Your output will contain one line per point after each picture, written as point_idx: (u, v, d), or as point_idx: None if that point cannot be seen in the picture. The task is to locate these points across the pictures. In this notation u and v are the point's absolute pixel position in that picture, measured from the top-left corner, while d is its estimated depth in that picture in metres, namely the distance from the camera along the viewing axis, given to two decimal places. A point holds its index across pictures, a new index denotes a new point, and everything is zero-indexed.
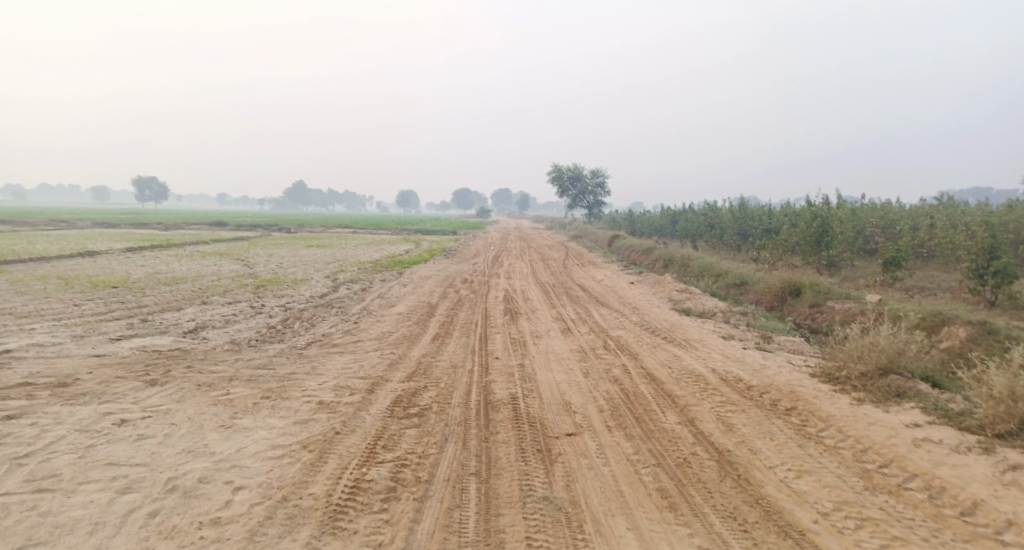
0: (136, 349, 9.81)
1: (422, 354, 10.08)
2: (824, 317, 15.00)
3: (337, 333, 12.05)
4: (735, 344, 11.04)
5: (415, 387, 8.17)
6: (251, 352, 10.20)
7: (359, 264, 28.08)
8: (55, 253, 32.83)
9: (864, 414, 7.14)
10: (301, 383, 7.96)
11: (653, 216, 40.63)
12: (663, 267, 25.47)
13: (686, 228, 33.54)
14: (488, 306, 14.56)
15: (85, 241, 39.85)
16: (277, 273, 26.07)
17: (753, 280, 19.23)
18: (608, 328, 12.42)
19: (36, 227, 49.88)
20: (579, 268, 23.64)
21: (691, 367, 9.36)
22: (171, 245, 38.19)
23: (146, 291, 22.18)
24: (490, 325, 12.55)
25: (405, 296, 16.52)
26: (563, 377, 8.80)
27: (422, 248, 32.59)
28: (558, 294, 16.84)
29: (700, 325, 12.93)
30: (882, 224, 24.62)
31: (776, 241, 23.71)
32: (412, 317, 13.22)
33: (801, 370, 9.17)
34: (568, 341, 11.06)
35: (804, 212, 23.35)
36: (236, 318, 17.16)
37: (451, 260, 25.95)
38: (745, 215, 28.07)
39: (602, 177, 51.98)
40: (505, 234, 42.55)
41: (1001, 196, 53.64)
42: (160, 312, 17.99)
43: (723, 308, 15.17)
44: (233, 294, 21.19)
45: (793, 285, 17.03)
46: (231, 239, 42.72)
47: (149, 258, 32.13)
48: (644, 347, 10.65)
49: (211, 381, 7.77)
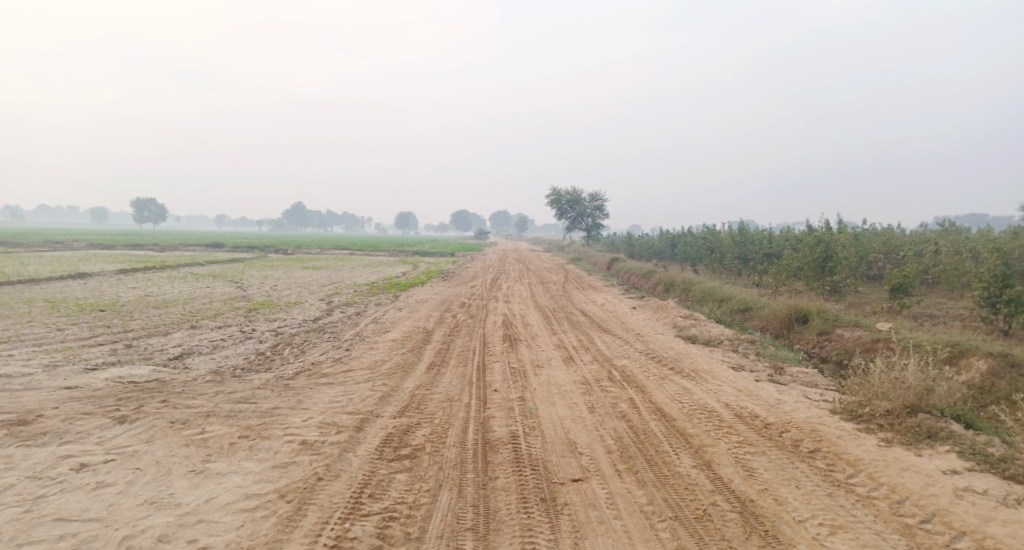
0: (110, 381, 9.20)
1: (415, 385, 9.49)
2: (834, 346, 14.48)
3: (327, 362, 11.45)
4: (746, 376, 10.45)
5: (407, 423, 7.57)
6: (235, 382, 9.61)
7: (354, 286, 27.54)
8: (45, 275, 32.25)
9: (896, 457, 6.57)
10: (284, 419, 7.36)
11: (652, 240, 40.24)
12: (663, 291, 24.99)
13: (685, 252, 33.08)
14: (487, 333, 13.98)
15: (77, 262, 39.27)
16: (271, 296, 25.51)
17: (757, 306, 18.72)
18: (612, 356, 11.85)
19: (31, 248, 49.60)
20: (579, 291, 23.15)
21: (703, 401, 8.78)
22: (165, 267, 37.66)
23: (135, 314, 21.60)
24: (489, 352, 11.97)
25: (400, 321, 15.92)
26: (567, 412, 8.22)
27: (419, 271, 32.09)
28: (558, 320, 16.26)
29: (708, 354, 12.35)
30: (886, 249, 24.24)
31: (779, 266, 23.25)
32: (406, 344, 12.64)
33: (820, 405, 8.61)
34: (571, 371, 10.48)
35: (805, 238, 22.96)
36: (225, 344, 16.53)
37: (449, 283, 25.41)
38: (746, 238, 27.64)
39: (600, 200, 51.73)
40: (504, 256, 42.05)
41: (999, 224, 53.27)
42: (145, 337, 17.37)
43: (729, 335, 14.62)
44: (224, 318, 20.59)
45: (798, 312, 16.52)
46: (226, 261, 42.12)
47: (140, 280, 31.52)
48: (652, 379, 10.07)
49: (185, 418, 7.18)
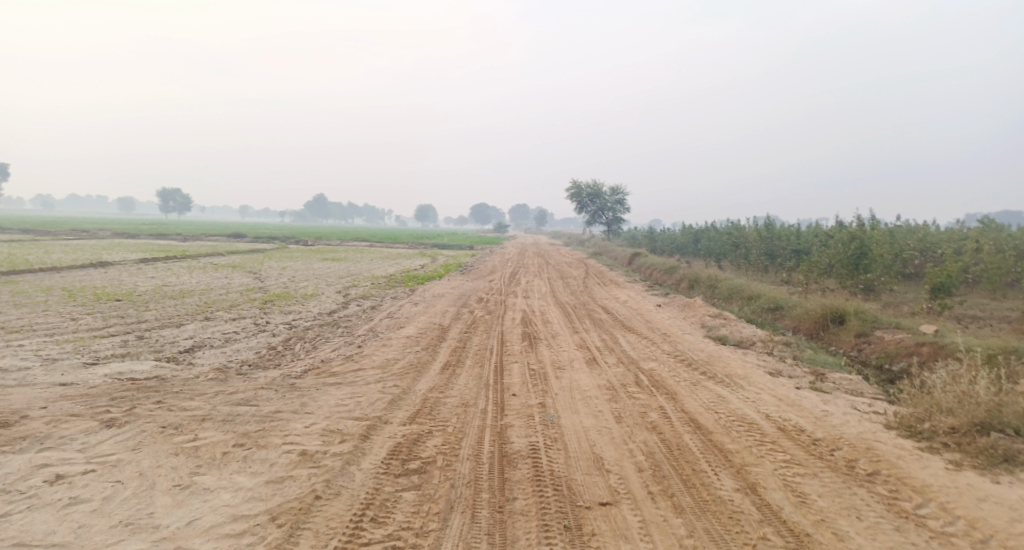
0: (108, 378, 8.69)
1: (429, 388, 8.86)
2: (874, 349, 13.59)
3: (337, 360, 10.87)
4: (785, 383, 9.66)
5: (418, 432, 6.95)
6: (238, 381, 9.05)
7: (372, 278, 27.04)
8: (66, 262, 32.28)
9: (969, 485, 5.79)
10: (285, 426, 6.78)
11: (675, 234, 39.21)
12: (688, 287, 24.12)
13: (709, 248, 32.08)
14: (505, 330, 13.32)
15: (100, 251, 39.46)
16: (288, 287, 25.12)
17: (789, 304, 17.82)
18: (639, 358, 11.11)
19: (58, 235, 50.21)
20: (601, 287, 22.40)
21: (741, 412, 8.03)
22: (185, 256, 37.60)
23: (150, 304, 21.29)
24: (507, 352, 11.31)
25: (415, 317, 15.31)
26: (592, 422, 7.54)
27: (438, 264, 31.52)
28: (580, 317, 15.53)
29: (741, 358, 11.55)
30: (921, 246, 23.06)
31: (809, 263, 22.24)
32: (421, 341, 12.02)
33: (871, 418, 7.82)
34: (595, 375, 9.77)
35: (838, 233, 21.88)
36: (238, 338, 16.07)
37: (467, 277, 24.80)
38: (773, 234, 26.62)
39: (621, 194, 50.69)
40: (523, 249, 41.32)
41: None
42: (158, 329, 16.98)
43: (762, 336, 13.78)
44: (239, 310, 20.19)
45: (833, 312, 15.61)
46: (245, 252, 42.00)
47: (159, 270, 31.37)
48: (683, 385, 9.32)
49: (179, 422, 6.62)
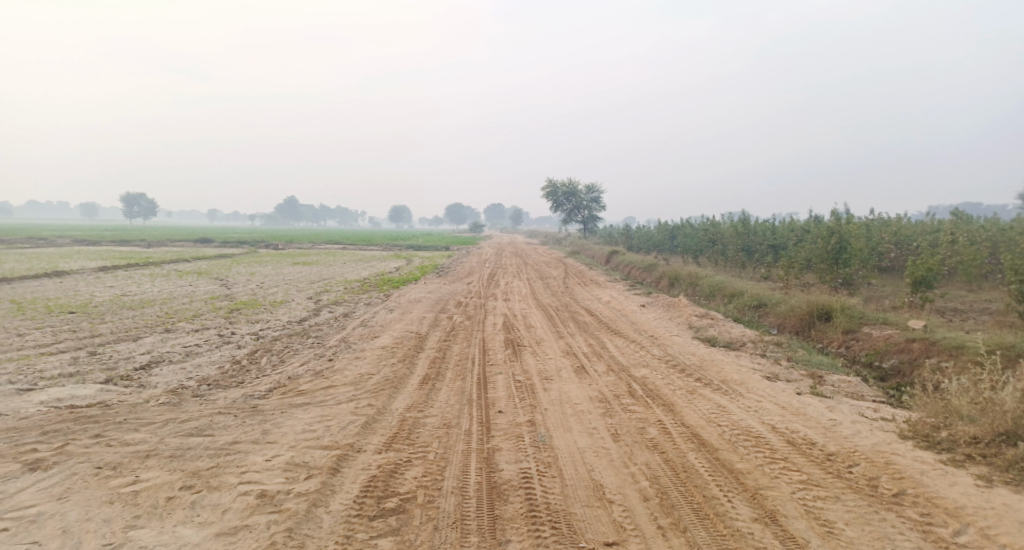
0: (45, 406, 7.75)
1: (405, 406, 8.10)
2: (863, 346, 13.18)
3: (306, 375, 10.02)
4: (786, 389, 9.11)
5: (395, 462, 6.22)
6: (193, 405, 8.16)
7: (345, 283, 26.07)
8: (20, 273, 30.63)
9: (1006, 506, 5.28)
10: (243, 459, 5.99)
11: (650, 232, 38.85)
12: (667, 285, 23.66)
13: (685, 244, 31.70)
14: (486, 337, 12.59)
15: (58, 260, 37.69)
16: (256, 295, 24.02)
17: (773, 301, 17.41)
18: (629, 365, 10.48)
19: (15, 245, 48.09)
20: (582, 287, 21.81)
21: (746, 424, 7.45)
22: (149, 264, 36.05)
23: (107, 316, 20.05)
24: (490, 362, 10.58)
25: (390, 324, 14.49)
26: (588, 442, 6.89)
27: (412, 266, 30.60)
28: (563, 320, 14.87)
29: (735, 361, 10.98)
30: (897, 239, 22.83)
31: (789, 258, 21.92)
32: (397, 352, 11.22)
33: (883, 427, 7.29)
34: (585, 386, 9.09)
35: (817, 228, 21.50)
36: (200, 351, 15.04)
37: (443, 279, 24.01)
38: (749, 229, 26.25)
39: (596, 192, 50.27)
40: (499, 250, 40.58)
41: (990, 210, 53.69)
42: (113, 343, 15.86)
43: (752, 337, 13.26)
44: (202, 320, 19.08)
45: (819, 308, 15.19)
46: (212, 257, 40.42)
47: (119, 278, 29.92)
48: (680, 395, 8.71)
49: (119, 459, 5.78)
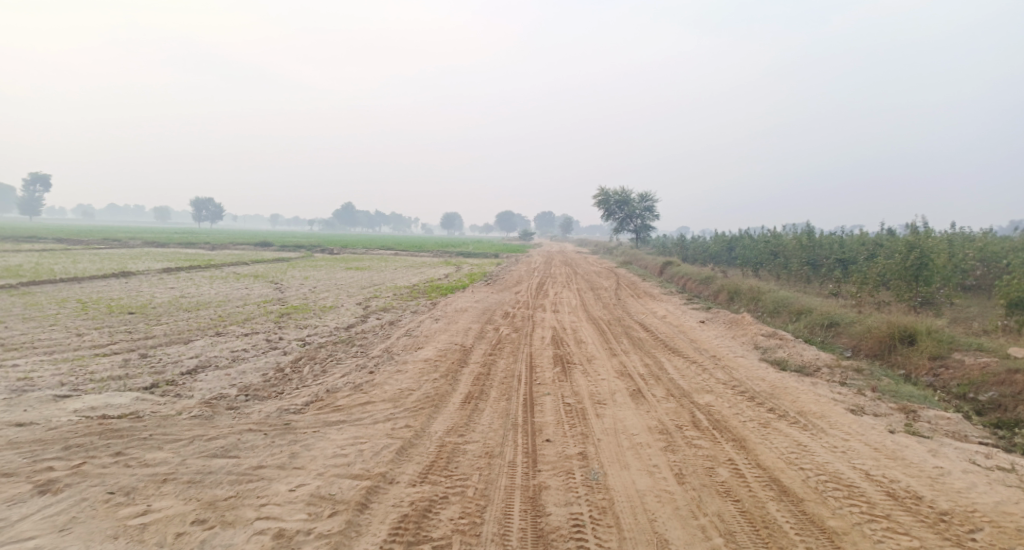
0: (77, 416, 7.45)
1: (446, 429, 7.48)
2: (954, 376, 11.79)
3: (345, 390, 9.49)
4: (874, 426, 8.04)
5: (431, 498, 5.61)
6: (225, 419, 7.71)
7: (394, 289, 25.80)
8: (88, 272, 31.73)
9: None
10: (264, 488, 5.47)
11: (707, 242, 37.31)
12: (727, 300, 22.36)
13: (744, 257, 30.13)
14: (535, 352, 11.84)
15: (126, 260, 39.05)
16: (307, 299, 23.98)
17: (846, 321, 16.01)
18: (692, 390, 9.54)
19: (89, 245, 50.32)
20: (636, 300, 20.80)
21: (833, 469, 6.52)
22: (209, 266, 36.90)
23: (163, 318, 20.27)
24: (538, 380, 9.84)
25: (434, 335, 13.93)
26: (648, 483, 6.11)
27: (462, 273, 30.15)
28: (617, 336, 13.98)
29: (811, 391, 9.88)
30: (984, 256, 20.90)
31: (861, 273, 20.30)
32: (441, 367, 10.61)
33: (998, 481, 6.23)
34: (643, 414, 8.23)
35: (892, 242, 19.82)
36: (246, 358, 14.83)
37: (492, 288, 23.42)
38: (815, 242, 24.62)
39: (649, 201, 49.00)
40: (550, 258, 39.85)
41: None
42: (164, 346, 15.85)
43: (827, 361, 12.06)
44: (252, 324, 19.02)
45: (901, 330, 13.79)
46: (269, 261, 41.07)
47: (179, 280, 30.57)
48: (751, 428, 7.77)
49: (134, 482, 5.33)
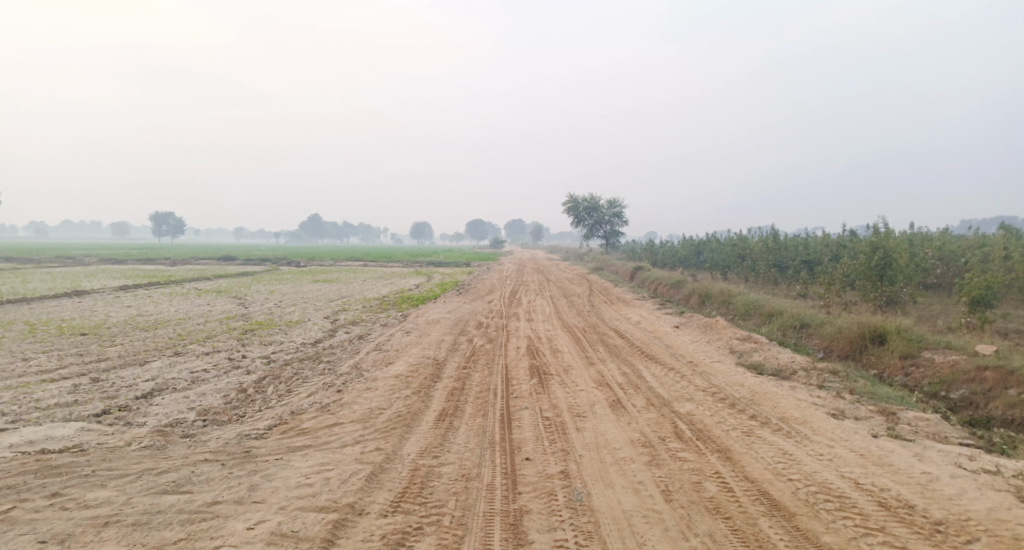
0: (13, 452, 6.84)
1: (419, 450, 7.08)
2: (926, 374, 11.79)
3: (310, 411, 8.98)
4: (857, 431, 7.91)
5: (404, 531, 5.27)
6: (180, 448, 7.17)
7: (363, 301, 25.20)
8: (39, 292, 30.32)
9: None
10: (219, 528, 5.08)
11: (675, 247, 37.47)
12: (698, 303, 22.33)
13: (713, 260, 30.26)
14: (510, 364, 11.49)
15: (81, 279, 37.52)
16: (272, 314, 23.19)
17: (817, 322, 16.03)
18: (672, 399, 9.31)
19: (42, 264, 48.25)
20: (609, 306, 20.62)
21: (822, 479, 6.33)
22: (169, 282, 35.66)
23: (118, 338, 19.34)
24: (514, 393, 9.49)
25: (405, 349, 13.44)
26: (634, 502, 5.83)
27: (433, 283, 29.66)
28: (592, 344, 13.71)
29: (791, 395, 9.72)
30: (943, 254, 21.27)
31: (827, 274, 20.46)
32: (412, 382, 10.19)
33: (985, 485, 6.13)
34: (624, 425, 7.95)
35: (857, 242, 19.99)
36: (207, 378, 14.14)
37: (464, 298, 23.01)
38: (781, 244, 24.80)
39: (618, 206, 49.15)
40: (520, 266, 39.55)
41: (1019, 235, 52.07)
42: (118, 368, 15.01)
43: (802, 363, 11.97)
44: (214, 342, 18.25)
45: (871, 330, 13.82)
46: (233, 275, 39.88)
47: (137, 298, 29.39)
48: (735, 437, 7.55)
49: (71, 528, 4.97)
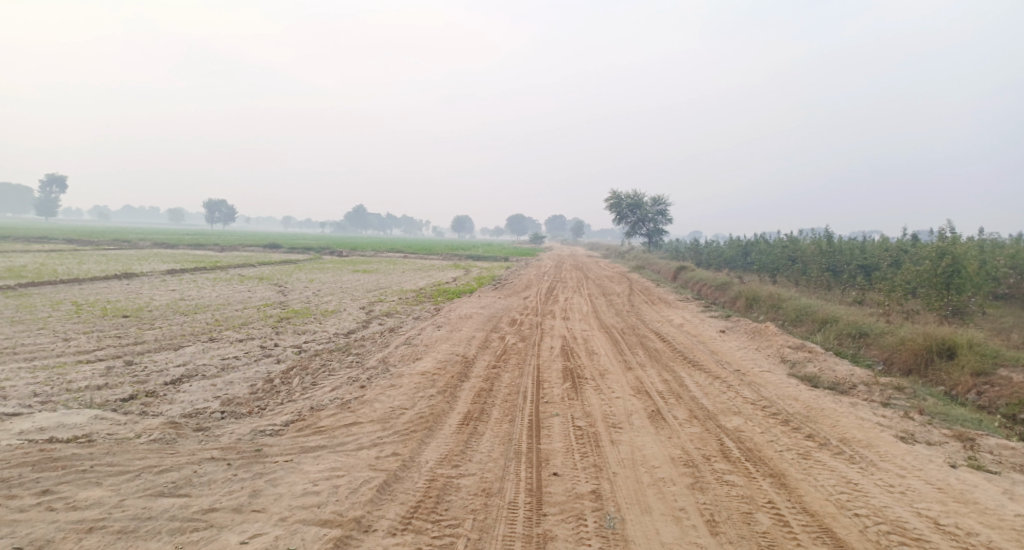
0: (20, 441, 6.58)
1: (440, 457, 6.54)
2: (1001, 395, 10.65)
3: (331, 408, 8.51)
4: (930, 459, 7.01)
5: None
6: (190, 443, 6.78)
7: (400, 293, 24.92)
8: (90, 273, 31.05)
9: None
10: (208, 541, 4.85)
11: (721, 247, 36.12)
12: (744, 307, 21.22)
13: (761, 262, 28.95)
14: (543, 365, 10.85)
15: (132, 261, 38.45)
16: (309, 303, 23.08)
17: (876, 331, 14.86)
18: (718, 411, 8.52)
19: (98, 246, 49.84)
20: (650, 306, 19.77)
21: (891, 517, 5.56)
22: (215, 268, 36.16)
23: (157, 322, 19.44)
24: (546, 397, 8.86)
25: (435, 345, 12.94)
26: (674, 533, 5.27)
27: (470, 277, 29.21)
28: (631, 347, 12.98)
29: (852, 413, 8.80)
30: (1016, 263, 19.64)
31: (887, 280, 19.11)
32: (439, 381, 9.66)
33: None
34: (664, 440, 7.23)
35: (921, 248, 18.58)
36: (237, 365, 13.91)
37: (500, 293, 22.45)
38: (835, 247, 23.40)
39: (662, 204, 47.89)
40: (560, 262, 38.78)
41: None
42: (152, 352, 14.95)
43: (862, 377, 10.98)
44: (248, 329, 18.12)
45: (938, 343, 12.66)
46: (276, 263, 40.27)
47: (182, 282, 29.79)
48: (790, 460, 6.76)
49: (52, 533, 4.83)
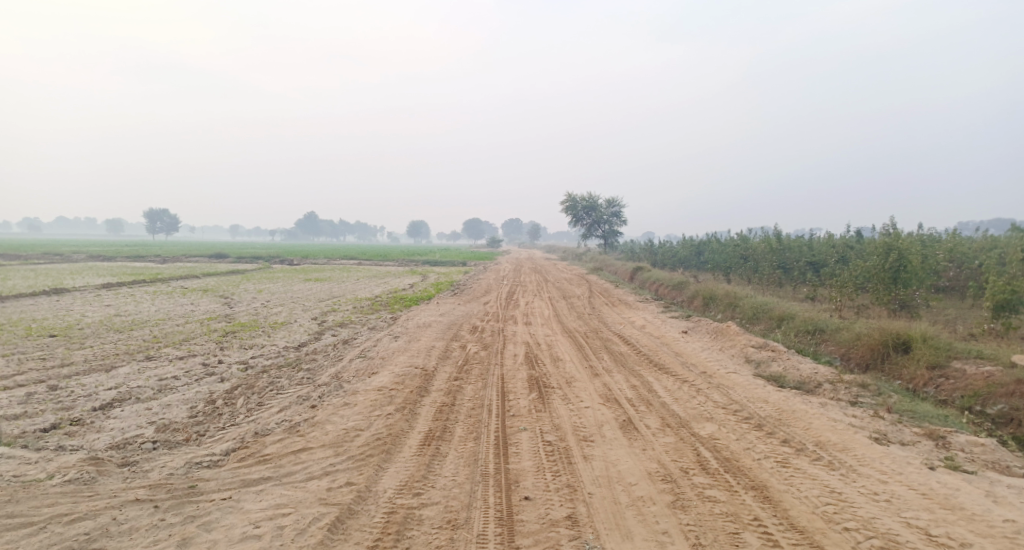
0: None
1: (399, 484, 5.94)
2: (957, 387, 10.67)
3: (277, 433, 7.78)
4: (909, 461, 6.79)
5: None
6: (113, 482, 6.00)
7: (353, 302, 23.98)
8: (16, 290, 28.95)
9: None
10: None
11: (676, 247, 36.28)
12: (701, 307, 21.17)
13: (715, 261, 29.10)
14: (506, 375, 10.32)
15: (65, 276, 36.19)
16: (256, 316, 21.92)
17: (831, 327, 14.88)
18: (691, 418, 8.15)
19: (28, 260, 46.81)
20: (610, 309, 19.48)
21: (879, 530, 5.29)
22: (156, 280, 34.31)
23: (88, 341, 18.06)
24: (510, 410, 8.34)
25: (392, 357, 12.26)
26: None
27: (426, 283, 28.43)
28: (596, 352, 12.59)
29: (823, 414, 8.58)
30: (955, 257, 20.14)
31: (836, 277, 19.32)
32: (396, 397, 9.02)
33: None
34: (639, 453, 6.80)
35: (867, 243, 18.85)
36: (177, 386, 12.91)
37: (457, 299, 21.79)
38: (785, 245, 23.62)
39: (616, 206, 47.98)
40: (517, 266, 38.34)
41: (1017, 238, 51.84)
42: (81, 374, 13.76)
43: (827, 375, 10.85)
44: (190, 346, 16.98)
45: (893, 337, 12.69)
46: (222, 274, 38.59)
47: (119, 297, 28.06)
48: (770, 469, 6.43)
49: None
